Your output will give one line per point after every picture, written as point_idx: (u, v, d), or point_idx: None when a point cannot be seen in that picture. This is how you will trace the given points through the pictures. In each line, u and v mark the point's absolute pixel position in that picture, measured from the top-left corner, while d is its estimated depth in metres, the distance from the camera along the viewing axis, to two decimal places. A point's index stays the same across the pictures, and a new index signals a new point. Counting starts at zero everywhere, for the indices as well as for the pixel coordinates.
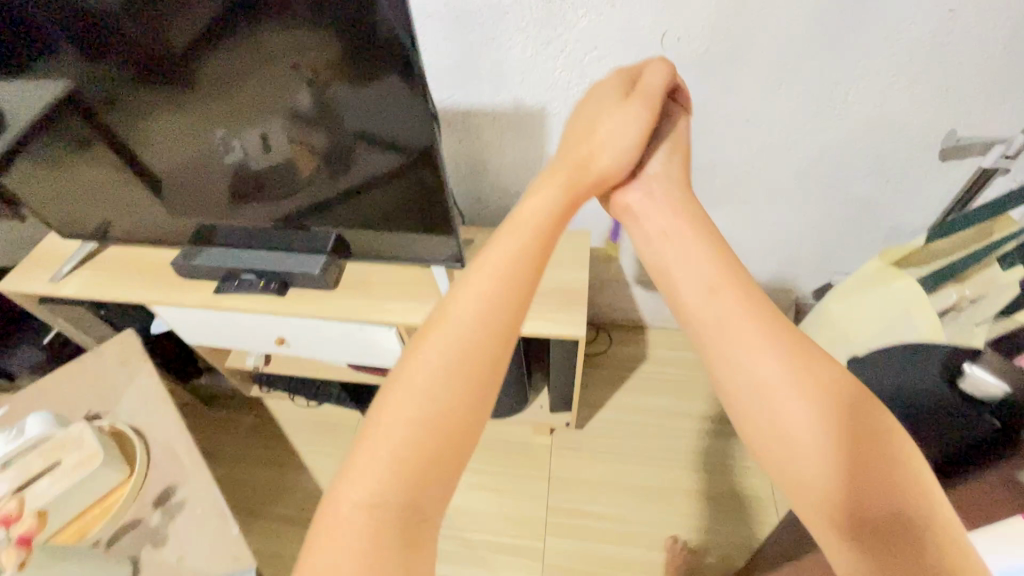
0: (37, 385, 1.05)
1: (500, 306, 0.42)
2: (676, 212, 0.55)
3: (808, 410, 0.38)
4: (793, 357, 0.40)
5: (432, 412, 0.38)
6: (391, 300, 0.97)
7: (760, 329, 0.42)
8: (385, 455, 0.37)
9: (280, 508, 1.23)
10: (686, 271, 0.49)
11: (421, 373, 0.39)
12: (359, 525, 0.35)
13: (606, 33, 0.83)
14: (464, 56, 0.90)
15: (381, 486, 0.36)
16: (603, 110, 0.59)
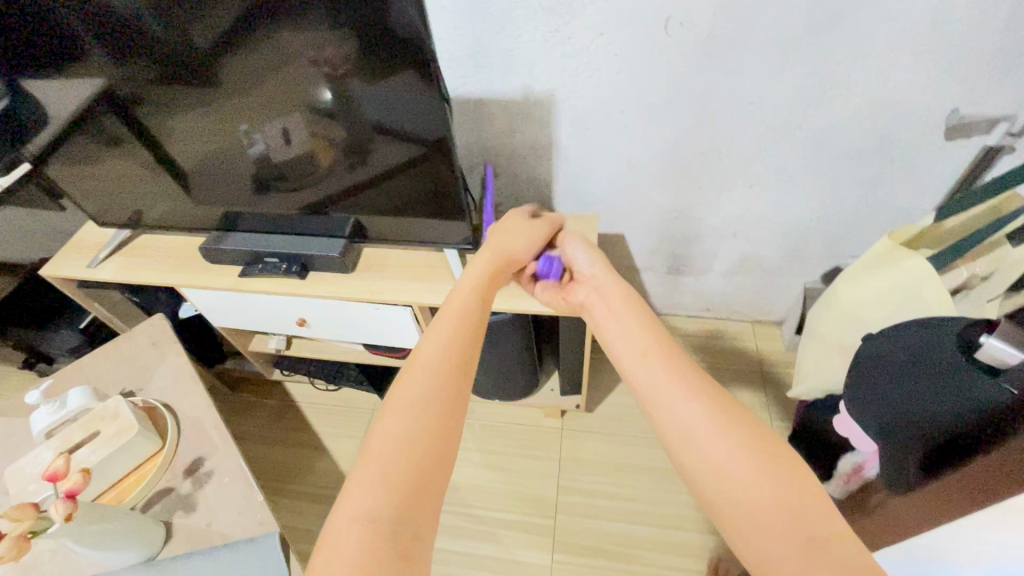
0: (75, 365, 1.12)
1: (459, 352, 0.54)
2: (615, 292, 0.70)
3: (726, 445, 0.45)
4: (710, 403, 0.49)
5: (413, 437, 0.47)
6: (406, 280, 1.01)
7: (682, 382, 0.51)
8: (377, 473, 0.45)
9: (301, 485, 1.28)
10: (624, 340, 0.60)
11: (404, 406, 0.48)
12: (358, 533, 0.41)
13: (612, 21, 0.86)
14: (475, 46, 0.93)
15: (376, 497, 0.43)
16: (515, 224, 0.83)
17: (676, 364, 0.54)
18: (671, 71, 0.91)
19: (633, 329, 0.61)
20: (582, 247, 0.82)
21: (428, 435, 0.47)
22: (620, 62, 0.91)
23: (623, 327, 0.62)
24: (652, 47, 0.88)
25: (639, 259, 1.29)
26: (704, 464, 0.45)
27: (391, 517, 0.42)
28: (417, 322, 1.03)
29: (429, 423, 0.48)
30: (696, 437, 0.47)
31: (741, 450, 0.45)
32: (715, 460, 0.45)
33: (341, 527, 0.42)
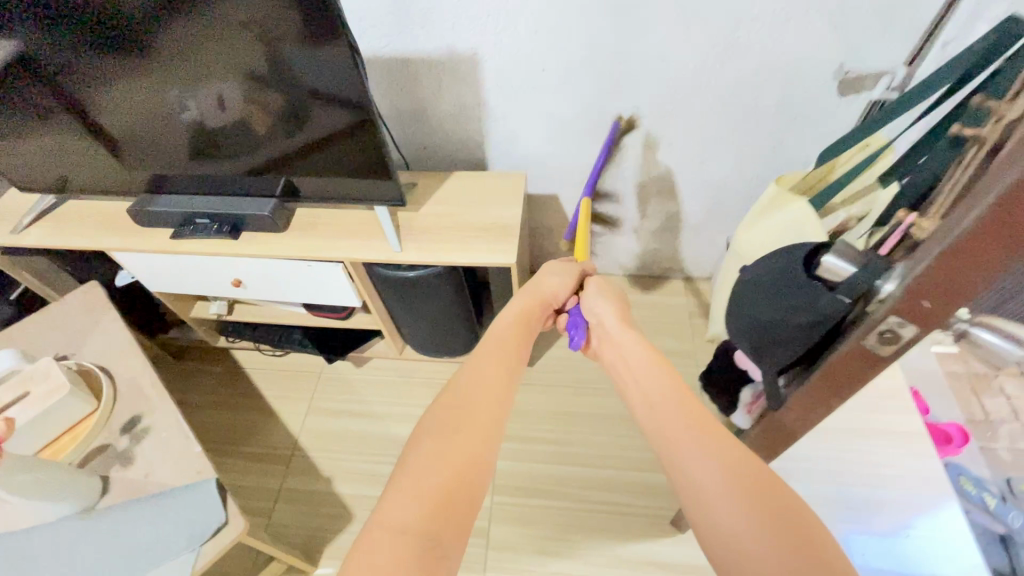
0: (5, 332, 1.11)
1: (497, 395, 0.63)
2: (638, 343, 0.72)
3: (731, 499, 0.48)
4: (719, 457, 0.51)
5: (450, 456, 0.54)
6: (337, 238, 1.03)
7: (695, 438, 0.54)
8: (418, 479, 0.52)
9: (249, 447, 1.31)
10: (640, 387, 0.64)
11: (447, 428, 0.57)
12: (397, 531, 0.48)
13: None
14: (394, 5, 0.95)
15: (417, 503, 0.50)
16: (547, 271, 0.89)
17: (694, 415, 0.57)
18: (588, 31, 0.95)
19: (655, 383, 0.63)
20: (598, 294, 0.86)
21: (456, 461, 0.54)
22: (538, 22, 0.94)
23: (646, 372, 0.66)
24: (567, 6, 0.92)
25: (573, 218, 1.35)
26: (711, 524, 0.47)
27: (419, 530, 0.48)
28: (351, 278, 1.06)
29: (468, 447, 0.56)
30: (708, 498, 0.49)
31: (746, 505, 0.47)
32: (720, 518, 0.47)
33: (372, 532, 0.48)
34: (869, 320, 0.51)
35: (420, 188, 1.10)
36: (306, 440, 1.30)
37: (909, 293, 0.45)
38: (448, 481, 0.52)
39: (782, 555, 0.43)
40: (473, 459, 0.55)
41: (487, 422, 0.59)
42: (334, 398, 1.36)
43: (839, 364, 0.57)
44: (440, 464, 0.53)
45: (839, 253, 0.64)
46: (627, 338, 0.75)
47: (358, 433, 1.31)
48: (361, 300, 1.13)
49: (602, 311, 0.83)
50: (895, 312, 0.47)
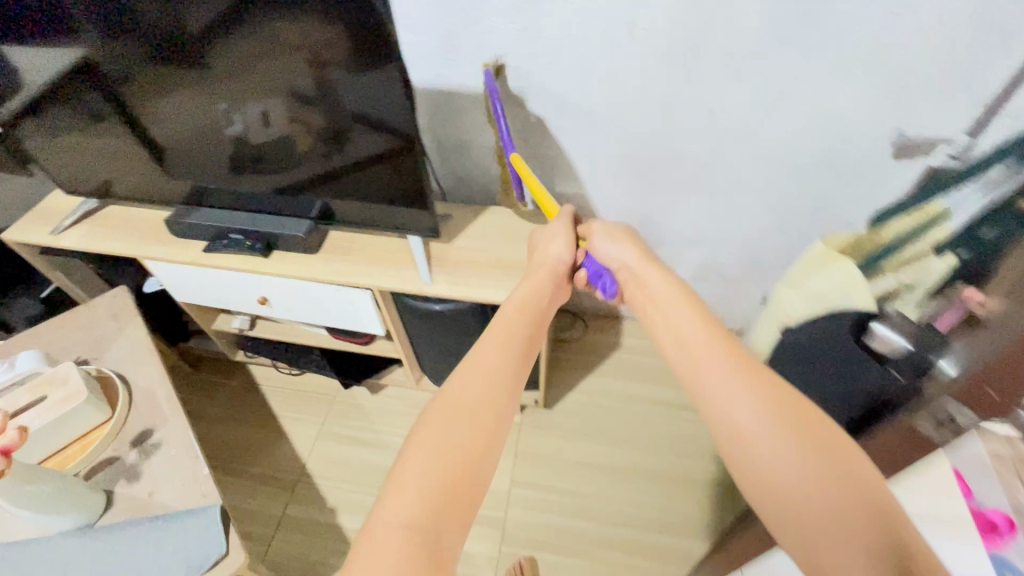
0: (32, 330, 1.11)
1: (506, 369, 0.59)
2: (672, 287, 0.65)
3: (787, 452, 0.44)
4: (767, 406, 0.47)
5: (453, 447, 0.51)
6: (367, 264, 1.01)
7: (741, 384, 0.49)
8: (418, 476, 0.49)
9: (255, 467, 1.28)
10: (667, 330, 0.60)
11: (450, 414, 0.54)
12: (400, 536, 0.46)
13: (580, 24, 0.89)
14: (447, 40, 0.96)
15: (417, 504, 0.48)
16: (541, 237, 0.86)
17: (725, 357, 0.52)
18: (638, 78, 0.94)
19: (682, 321, 0.59)
20: (606, 236, 0.80)
21: (464, 440, 0.52)
22: (587, 66, 0.94)
23: (672, 312, 0.61)
24: (618, 52, 0.91)
25: None
26: (762, 476, 0.45)
27: (427, 519, 0.47)
28: (377, 306, 1.03)
29: (472, 433, 0.52)
30: (751, 443, 0.46)
31: (800, 452, 0.44)
32: (758, 459, 0.45)
33: (373, 534, 0.46)
34: (924, 401, 0.48)
35: (455, 219, 1.09)
36: (313, 466, 1.27)
37: (972, 378, 0.42)
38: (456, 459, 0.51)
39: (843, 507, 0.41)
40: (479, 435, 0.52)
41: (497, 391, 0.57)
42: (346, 425, 1.33)
43: (888, 444, 0.53)
44: (442, 447, 0.51)
45: (891, 324, 0.69)
46: (653, 275, 0.69)
47: (367, 464, 1.27)
48: (384, 329, 1.11)
49: (621, 255, 0.76)
50: (956, 397, 0.44)
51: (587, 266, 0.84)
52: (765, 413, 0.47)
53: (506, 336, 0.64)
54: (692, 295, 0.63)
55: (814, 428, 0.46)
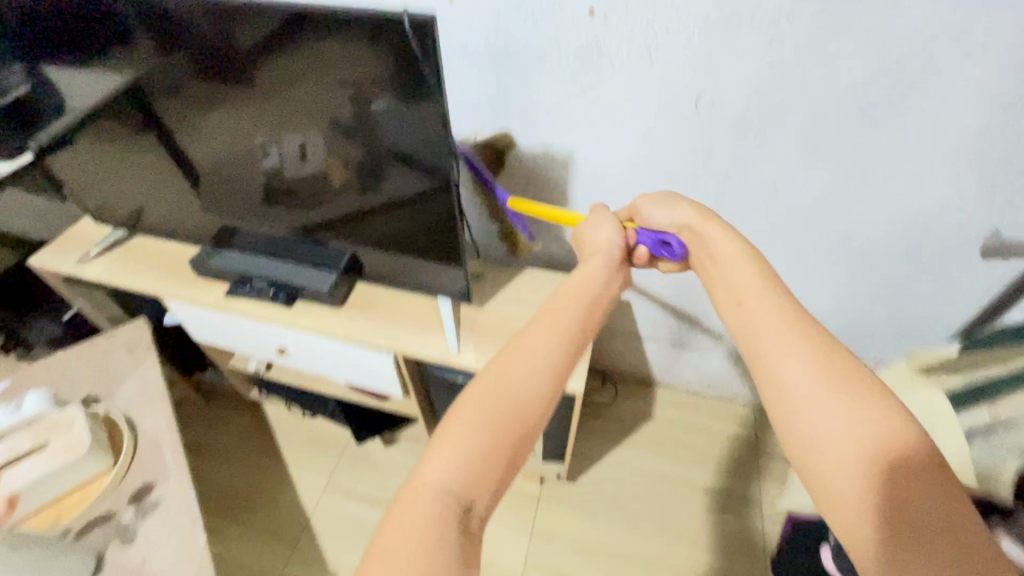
0: (46, 361, 1.08)
1: (555, 351, 0.59)
2: (739, 248, 0.62)
3: (831, 416, 0.44)
4: (819, 367, 0.46)
5: (496, 420, 0.53)
6: (393, 326, 0.95)
7: (795, 341, 0.48)
8: (459, 446, 0.51)
9: (258, 517, 1.22)
10: (733, 285, 0.58)
11: (497, 389, 0.55)
12: (436, 502, 0.48)
13: (641, 94, 0.83)
14: (497, 96, 0.90)
15: (454, 474, 0.49)
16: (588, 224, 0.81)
17: (785, 314, 0.51)
18: (697, 152, 0.88)
19: (743, 283, 0.56)
20: (659, 205, 0.79)
21: (508, 416, 0.53)
22: (643, 135, 0.88)
23: (736, 274, 0.58)
24: (681, 124, 0.85)
25: (644, 327, 1.26)
26: (807, 436, 0.44)
27: (462, 489, 0.49)
28: (398, 371, 0.97)
29: (517, 409, 0.54)
30: (796, 400, 0.46)
31: (845, 412, 0.44)
32: (807, 422, 0.45)
33: (415, 491, 0.49)
34: None
35: (488, 280, 1.02)
36: (318, 522, 1.20)
37: None
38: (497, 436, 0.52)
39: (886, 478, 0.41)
40: (525, 412, 0.54)
41: (546, 376, 0.57)
42: (356, 478, 1.26)
43: None
44: (485, 422, 0.52)
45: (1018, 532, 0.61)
46: (712, 230, 0.68)
47: (374, 526, 1.19)
48: (403, 391, 1.04)
49: (676, 215, 0.76)
50: None
51: (644, 242, 0.79)
52: (814, 374, 0.46)
53: (562, 317, 0.63)
54: (761, 259, 0.60)
55: (852, 384, 0.45)
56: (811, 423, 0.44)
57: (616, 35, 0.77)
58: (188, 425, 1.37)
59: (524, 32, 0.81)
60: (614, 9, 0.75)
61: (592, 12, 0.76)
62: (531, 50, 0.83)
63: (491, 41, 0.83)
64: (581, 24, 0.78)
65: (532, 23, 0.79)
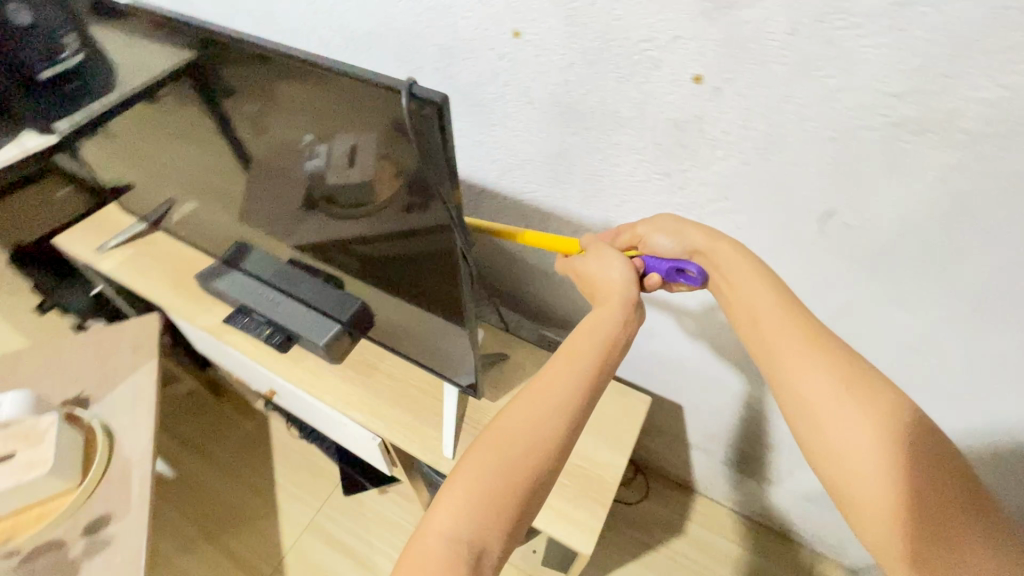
0: (52, 345, 1.05)
1: (568, 387, 0.51)
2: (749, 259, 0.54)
3: (861, 434, 0.44)
4: (844, 385, 0.45)
5: (506, 463, 0.47)
6: (388, 403, 0.82)
7: (817, 357, 0.47)
8: (468, 491, 0.46)
9: (233, 541, 1.14)
10: (746, 297, 0.53)
11: (508, 423, 0.49)
12: (444, 554, 0.43)
13: (747, 189, 0.61)
14: (559, 155, 0.72)
15: (463, 520, 0.45)
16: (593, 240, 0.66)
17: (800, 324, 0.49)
18: (810, 272, 0.66)
19: (759, 298, 0.52)
20: (665, 228, 0.61)
21: (513, 467, 0.47)
22: (741, 239, 0.66)
23: (745, 282, 0.53)
24: (795, 235, 0.63)
25: (695, 434, 1.05)
26: (834, 453, 0.45)
27: (472, 536, 0.44)
28: (385, 453, 0.83)
29: (531, 447, 0.48)
30: (820, 416, 0.46)
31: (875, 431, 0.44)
32: (833, 439, 0.45)
33: (425, 538, 0.45)
34: None
35: (511, 364, 0.86)
36: (290, 564, 1.11)
37: None
38: (506, 480, 0.46)
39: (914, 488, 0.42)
40: (541, 451, 0.48)
41: (557, 424, 0.49)
42: (341, 522, 1.16)
43: None
44: (489, 473, 0.47)
45: None
46: (725, 252, 0.56)
47: None
48: (392, 466, 0.91)
49: (684, 241, 0.60)
50: None
51: (655, 269, 0.60)
52: (843, 396, 0.45)
53: (576, 349, 0.54)
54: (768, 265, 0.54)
55: (866, 382, 0.45)
56: (834, 430, 0.45)
57: (728, 113, 0.56)
58: (194, 417, 1.32)
59: (603, 88, 0.61)
60: (730, 82, 0.54)
61: (699, 80, 0.55)
62: (609, 112, 0.63)
63: (559, 92, 0.65)
64: (681, 91, 0.57)
65: (616, 79, 0.60)
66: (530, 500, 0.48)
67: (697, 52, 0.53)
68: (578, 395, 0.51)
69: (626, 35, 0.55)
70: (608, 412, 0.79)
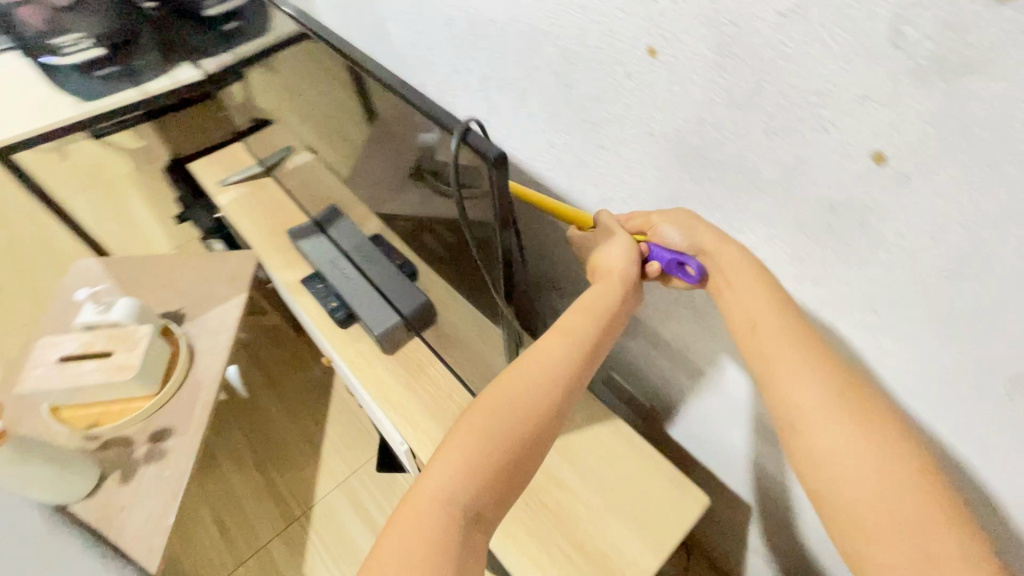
0: (170, 259, 1.16)
1: (554, 366, 0.51)
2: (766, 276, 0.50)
3: (861, 462, 0.42)
4: (840, 406, 0.44)
5: (494, 436, 0.47)
6: (423, 411, 0.78)
7: (817, 372, 0.46)
8: (457, 462, 0.46)
9: (276, 474, 1.22)
10: (749, 303, 0.49)
11: (496, 397, 0.50)
12: (431, 522, 0.44)
13: (912, 311, 0.46)
14: (672, 202, 0.60)
15: (451, 486, 0.45)
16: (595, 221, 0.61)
17: (794, 346, 0.47)
18: (968, 434, 0.49)
19: (762, 308, 0.48)
20: (677, 223, 0.55)
21: (507, 438, 0.47)
22: (883, 363, 0.51)
23: (748, 289, 0.49)
24: (964, 382, 0.46)
25: (758, 538, 0.89)
26: (835, 477, 0.43)
27: (469, 500, 0.45)
28: (409, 458, 0.81)
29: (519, 423, 0.48)
30: (814, 430, 0.44)
31: (871, 453, 0.43)
32: (835, 463, 0.43)
33: (416, 502, 0.45)
34: None
35: None
36: (317, 514, 1.16)
37: None
38: (500, 448, 0.47)
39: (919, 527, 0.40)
40: (525, 426, 0.48)
41: (549, 399, 0.50)
42: (370, 490, 1.18)
43: None
44: (484, 443, 0.47)
45: None
46: (733, 258, 0.50)
47: (360, 552, 1.11)
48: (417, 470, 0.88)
49: (694, 238, 0.54)
50: None
51: (657, 258, 0.56)
52: (840, 416, 0.44)
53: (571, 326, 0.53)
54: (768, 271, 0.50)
55: (859, 408, 0.44)
56: (819, 440, 0.44)
57: (911, 209, 0.41)
58: (274, 347, 1.42)
59: (744, 137, 0.48)
60: (928, 173, 0.38)
61: (880, 158, 0.40)
62: (744, 169, 0.50)
63: (687, 130, 0.52)
64: (850, 169, 0.42)
65: (763, 132, 0.46)
66: (519, 473, 0.48)
67: (889, 124, 0.38)
68: (570, 373, 0.51)
69: (792, 82, 0.42)
70: (653, 499, 0.69)
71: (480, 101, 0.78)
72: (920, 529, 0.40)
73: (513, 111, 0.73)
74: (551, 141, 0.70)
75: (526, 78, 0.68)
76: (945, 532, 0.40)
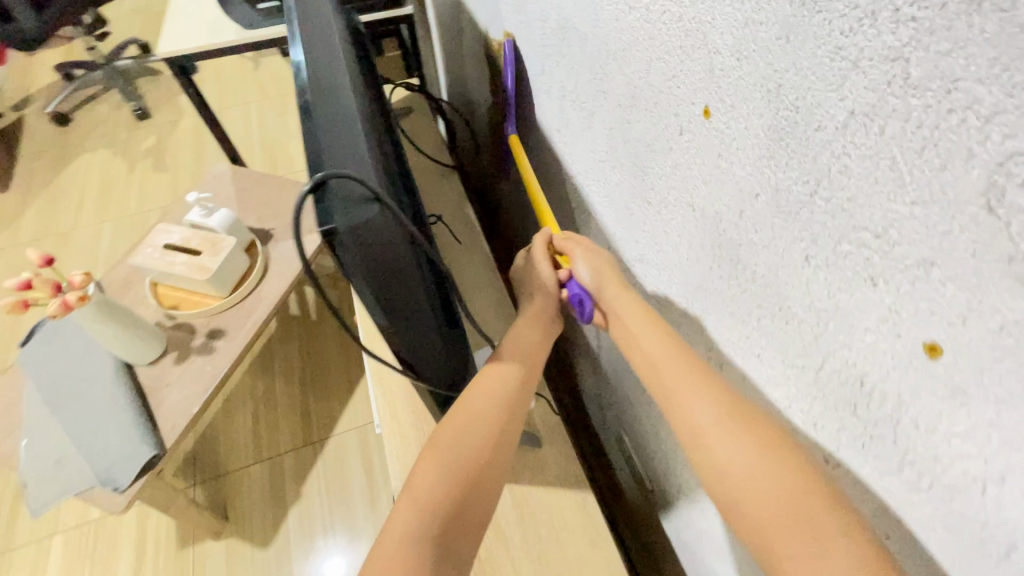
0: (280, 181, 1.28)
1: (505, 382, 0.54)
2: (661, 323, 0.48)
3: (747, 465, 0.39)
4: (725, 416, 0.41)
5: (457, 464, 0.49)
6: (406, 402, 0.78)
7: (696, 383, 0.43)
8: (424, 496, 0.47)
9: (311, 395, 1.34)
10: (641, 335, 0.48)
11: (455, 423, 0.51)
12: (401, 560, 0.43)
13: (930, 558, 0.33)
14: (699, 290, 0.49)
15: (419, 519, 0.46)
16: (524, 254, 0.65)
17: (698, 393, 0.42)
18: None
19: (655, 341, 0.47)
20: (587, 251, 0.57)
21: (465, 467, 0.49)
22: None
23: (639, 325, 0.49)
24: None
25: None
26: (731, 488, 0.39)
27: (440, 530, 0.45)
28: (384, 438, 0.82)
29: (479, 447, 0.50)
30: (702, 440, 0.41)
31: (756, 451, 0.39)
32: (728, 475, 0.39)
33: (386, 538, 0.45)
34: None
35: (534, 452, 0.72)
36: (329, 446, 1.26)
37: None
38: (462, 474, 0.48)
39: (808, 526, 0.35)
40: (485, 450, 0.50)
41: (503, 414, 0.52)
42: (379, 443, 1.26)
43: None
44: (446, 473, 0.48)
45: None
46: (625, 302, 0.51)
47: (351, 493, 1.20)
48: None
49: (598, 279, 0.54)
50: None
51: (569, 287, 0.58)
52: (719, 422, 0.41)
53: (511, 350, 0.57)
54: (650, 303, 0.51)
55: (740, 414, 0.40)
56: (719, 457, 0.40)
57: (956, 435, 0.28)
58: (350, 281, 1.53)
59: (781, 250, 0.37)
60: (990, 401, 0.26)
61: (933, 352, 0.28)
62: (774, 287, 0.39)
63: (726, 218, 0.42)
64: (890, 346, 0.30)
65: (803, 254, 0.35)
66: (484, 498, 0.49)
67: (956, 314, 0.26)
68: (515, 375, 0.55)
69: (847, 208, 0.30)
70: None
71: (557, 108, 0.71)
72: (814, 528, 0.35)
73: (581, 129, 0.65)
74: (606, 175, 0.62)
75: (596, 98, 0.60)
76: (835, 522, 0.34)
